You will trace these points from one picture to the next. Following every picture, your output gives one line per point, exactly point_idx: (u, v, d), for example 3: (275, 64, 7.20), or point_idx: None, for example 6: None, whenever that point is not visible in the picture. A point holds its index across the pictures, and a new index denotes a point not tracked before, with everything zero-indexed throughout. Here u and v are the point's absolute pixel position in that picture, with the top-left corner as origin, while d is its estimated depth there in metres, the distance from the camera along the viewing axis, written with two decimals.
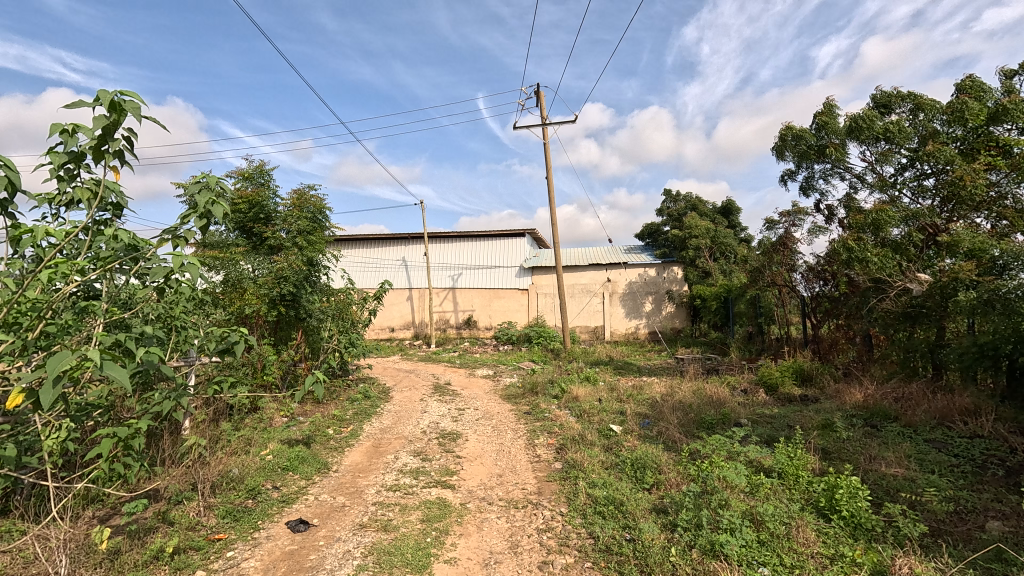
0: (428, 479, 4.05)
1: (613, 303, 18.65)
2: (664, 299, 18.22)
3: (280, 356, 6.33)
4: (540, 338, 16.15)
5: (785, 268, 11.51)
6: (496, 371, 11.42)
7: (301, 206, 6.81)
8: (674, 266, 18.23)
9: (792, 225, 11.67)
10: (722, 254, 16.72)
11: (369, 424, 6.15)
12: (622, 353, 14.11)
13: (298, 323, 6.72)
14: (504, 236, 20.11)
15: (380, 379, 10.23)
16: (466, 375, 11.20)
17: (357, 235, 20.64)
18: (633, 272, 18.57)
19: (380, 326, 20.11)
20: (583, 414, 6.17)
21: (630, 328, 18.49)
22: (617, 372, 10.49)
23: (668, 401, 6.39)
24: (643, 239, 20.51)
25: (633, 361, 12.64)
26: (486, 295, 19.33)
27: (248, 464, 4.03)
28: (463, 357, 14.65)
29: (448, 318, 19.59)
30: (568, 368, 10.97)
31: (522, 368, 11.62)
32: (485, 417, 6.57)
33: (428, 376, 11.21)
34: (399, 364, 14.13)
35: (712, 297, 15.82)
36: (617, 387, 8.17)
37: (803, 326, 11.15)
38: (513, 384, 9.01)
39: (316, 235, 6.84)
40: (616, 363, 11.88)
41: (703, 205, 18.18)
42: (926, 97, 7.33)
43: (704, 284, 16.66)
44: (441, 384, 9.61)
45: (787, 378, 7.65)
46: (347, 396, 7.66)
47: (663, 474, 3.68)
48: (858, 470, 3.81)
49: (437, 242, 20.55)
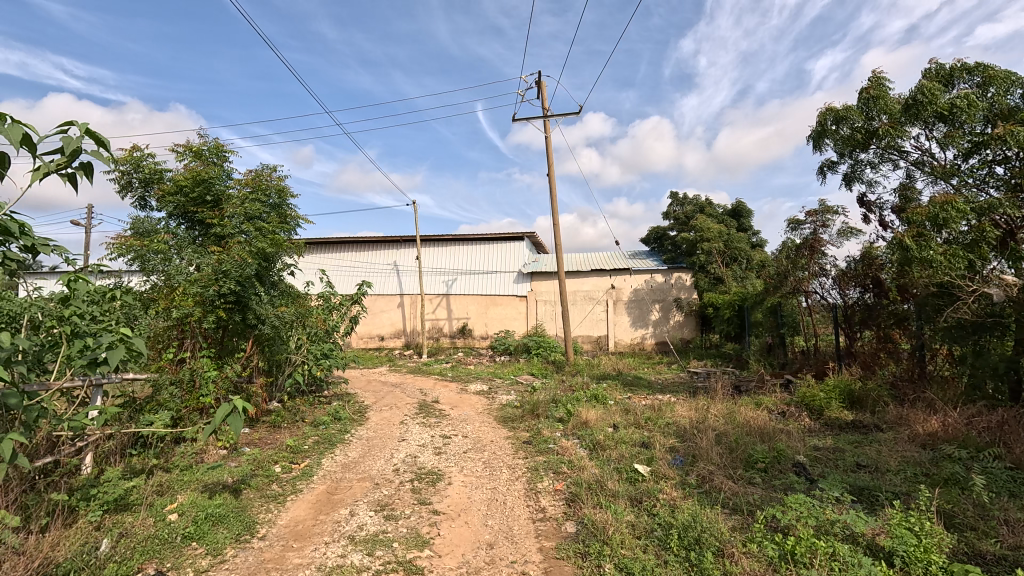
0: (387, 559, 2.82)
1: (618, 312, 17.50)
2: (672, 308, 17.10)
3: (223, 372, 5.13)
4: (539, 348, 14.97)
5: (812, 273, 10.41)
6: (491, 386, 10.21)
7: (258, 189, 5.62)
8: (683, 273, 17.11)
9: (820, 225, 10.61)
10: (735, 259, 15.60)
11: (331, 458, 4.94)
12: (629, 367, 12.91)
13: (249, 331, 5.53)
14: (501, 240, 18.97)
15: (358, 396, 8.99)
16: (458, 391, 9.95)
17: (345, 239, 19.49)
18: (639, 278, 17.45)
19: (368, 334, 18.92)
20: (596, 446, 5.00)
21: (635, 337, 17.35)
22: (627, 390, 9.28)
23: (699, 429, 5.22)
24: (649, 243, 19.43)
25: (642, 375, 11.43)
26: (482, 302, 18.30)
27: (125, 541, 2.82)
28: (456, 369, 13.43)
29: (442, 326, 18.45)
30: (572, 383, 9.79)
31: (520, 383, 10.42)
32: (475, 448, 5.37)
33: (414, 391, 9.97)
34: (385, 377, 12.89)
35: (725, 305, 14.68)
36: (632, 409, 6.99)
37: (835, 337, 9.99)
38: (510, 404, 7.80)
39: (275, 223, 5.65)
40: (625, 377, 10.68)
41: (713, 208, 17.09)
42: (999, 69, 5.97)
43: (716, 291, 15.51)
44: (428, 402, 8.39)
45: (834, 400, 6.48)
46: (313, 419, 6.47)
47: (731, 561, 2.51)
48: (1010, 553, 2.61)
49: (431, 246, 19.40)
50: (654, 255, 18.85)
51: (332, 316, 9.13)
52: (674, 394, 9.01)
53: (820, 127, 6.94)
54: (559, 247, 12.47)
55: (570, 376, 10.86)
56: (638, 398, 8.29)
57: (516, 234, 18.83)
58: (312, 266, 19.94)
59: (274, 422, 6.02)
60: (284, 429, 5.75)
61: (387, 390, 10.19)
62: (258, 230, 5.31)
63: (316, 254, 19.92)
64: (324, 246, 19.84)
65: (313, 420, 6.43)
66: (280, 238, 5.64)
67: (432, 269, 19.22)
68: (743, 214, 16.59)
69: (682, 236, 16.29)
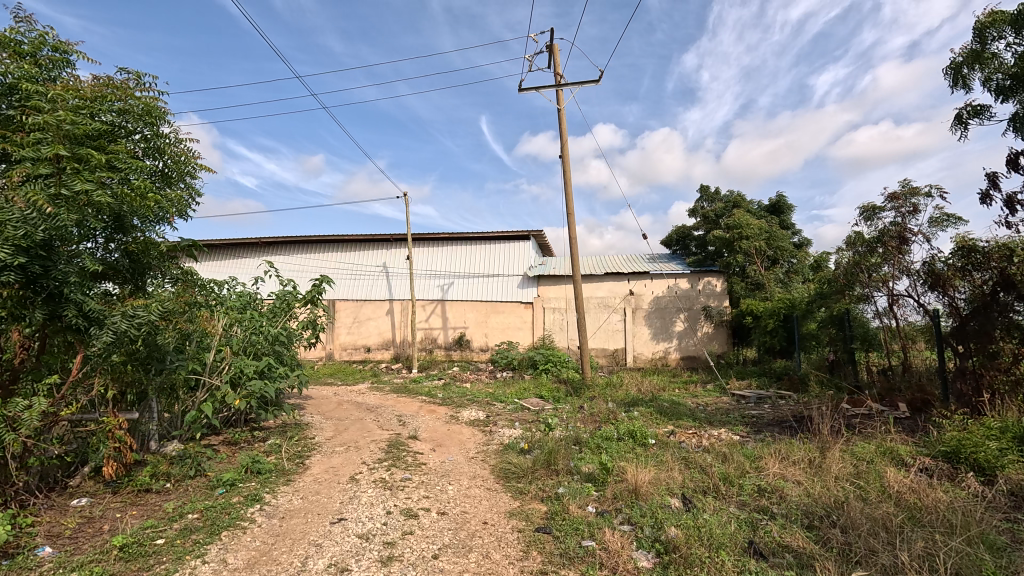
0: None
1: (638, 322, 15.30)
2: (699, 318, 14.90)
3: (13, 413, 2.92)
4: (548, 363, 12.73)
5: (894, 270, 8.56)
6: (489, 413, 8.06)
7: (98, 102, 3.30)
8: (712, 278, 14.93)
9: (905, 212, 8.28)
10: (778, 261, 13.36)
11: (188, 573, 2.72)
12: (657, 388, 10.66)
13: (79, 339, 3.28)
14: (505, 239, 16.84)
15: (311, 428, 6.73)
16: (446, 421, 7.69)
17: (328, 238, 17.42)
18: (661, 284, 15.28)
19: (352, 345, 16.73)
20: (676, 558, 2.75)
21: (657, 352, 15.11)
22: (670, 426, 6.99)
23: (859, 529, 2.91)
24: (670, 246, 17.37)
25: (678, 401, 9.15)
26: (482, 309, 16.10)
27: None
28: (448, 389, 11.20)
29: (435, 336, 16.24)
30: (594, 412, 7.66)
31: (525, 411, 8.15)
32: (457, 545, 3.12)
33: (390, 420, 7.73)
34: (362, 398, 10.64)
35: (766, 315, 12.42)
36: (696, 465, 4.71)
37: (935, 355, 7.71)
38: (514, 447, 5.55)
39: (140, 165, 3.52)
40: (659, 403, 8.43)
41: (747, 203, 14.90)
42: None
43: (756, 298, 13.23)
44: (402, 440, 6.14)
45: (1010, 452, 4.22)
46: (213, 476, 4.24)
47: None
48: None
49: (425, 246, 17.29)
50: (677, 259, 16.67)
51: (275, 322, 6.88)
52: (735, 431, 6.74)
53: (971, 51, 4.72)
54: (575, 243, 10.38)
55: (592, 402, 8.61)
56: (690, 443, 6.01)
57: (521, 233, 16.72)
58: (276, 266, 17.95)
59: (140, 485, 3.80)
60: (138, 510, 3.47)
61: (356, 418, 7.93)
62: (93, 167, 3.12)
63: (296, 255, 17.84)
64: (304, 245, 17.79)
65: (212, 478, 4.20)
66: (146, 194, 3.53)
67: (426, 272, 17.06)
68: (784, 210, 14.38)
69: (713, 234, 14.10)
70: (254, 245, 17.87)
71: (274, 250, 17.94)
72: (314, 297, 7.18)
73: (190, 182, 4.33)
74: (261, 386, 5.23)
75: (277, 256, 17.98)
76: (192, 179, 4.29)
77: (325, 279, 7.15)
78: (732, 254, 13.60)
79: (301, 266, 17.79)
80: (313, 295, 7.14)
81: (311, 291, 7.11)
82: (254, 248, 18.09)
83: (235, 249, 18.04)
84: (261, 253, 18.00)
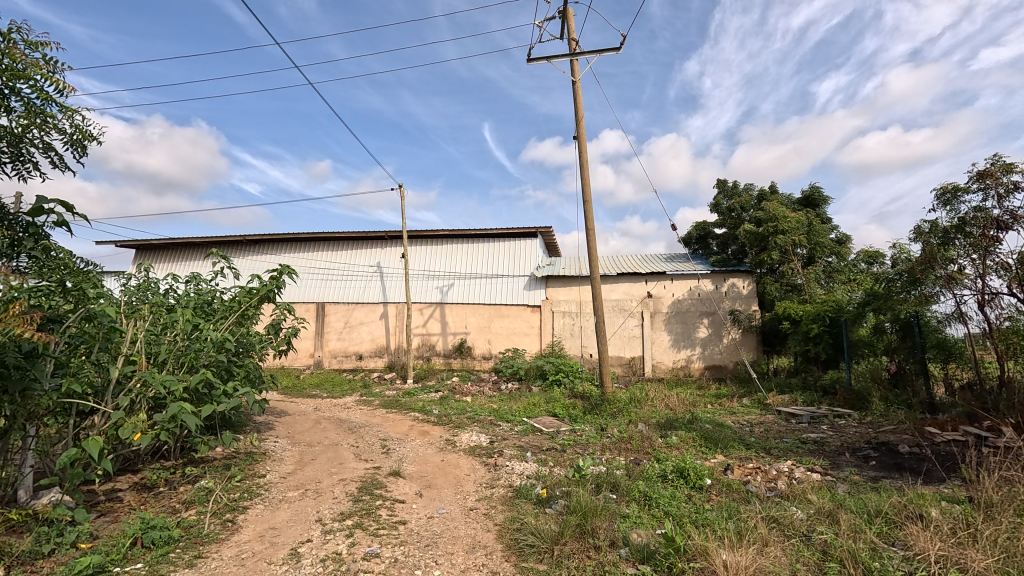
0: None
1: (657, 328, 13.83)
2: (725, 323, 13.44)
3: None
4: (559, 374, 11.29)
5: (977, 263, 7.17)
6: (494, 438, 6.61)
7: None
8: (738, 279, 13.48)
9: (999, 193, 6.83)
10: (817, 258, 11.83)
11: None
12: (688, 405, 9.17)
13: None
14: (509, 237, 15.44)
15: (267, 461, 5.28)
16: (439, 450, 6.19)
17: (317, 235, 16.05)
18: (681, 285, 13.83)
19: (343, 352, 15.30)
20: None
21: (678, 361, 13.64)
22: (723, 461, 5.47)
23: None
24: (689, 245, 15.92)
25: (719, 421, 7.66)
26: (484, 313, 14.66)
27: None
28: (444, 404, 9.73)
29: (434, 342, 14.81)
30: (623, 439, 6.18)
31: (537, 437, 6.64)
32: None
33: (371, 448, 6.26)
34: (346, 415, 9.18)
35: (807, 320, 10.89)
36: (797, 536, 3.22)
37: None
38: (528, 499, 4.07)
39: None
40: (700, 425, 6.94)
41: (776, 194, 13.19)
42: None
43: (793, 300, 11.72)
44: (379, 480, 4.66)
45: None
46: (73, 558, 2.78)
47: None
48: None
49: (422, 245, 15.88)
50: (697, 259, 15.23)
51: (218, 327, 5.41)
52: (810, 468, 5.25)
53: None
54: (592, 236, 8.97)
55: (617, 425, 7.11)
56: (762, 489, 4.51)
57: (527, 230, 15.30)
58: (258, 266, 16.54)
59: None
60: None
61: (330, 443, 6.45)
62: None
63: (285, 254, 16.49)
64: (292, 244, 16.42)
65: (68, 563, 2.74)
66: None
67: (423, 272, 15.63)
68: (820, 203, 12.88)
69: (744, 229, 12.58)
70: (240, 243, 16.52)
71: (262, 249, 16.58)
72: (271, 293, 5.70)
73: (40, 107, 2.92)
74: (176, 412, 3.81)
75: (261, 255, 16.59)
76: (35, 102, 2.84)
77: (285, 269, 5.72)
78: (765, 250, 12.08)
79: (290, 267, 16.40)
80: (270, 290, 5.65)
81: (265, 284, 5.59)
82: (240, 247, 16.73)
83: (220, 247, 16.67)
84: (247, 252, 16.63)
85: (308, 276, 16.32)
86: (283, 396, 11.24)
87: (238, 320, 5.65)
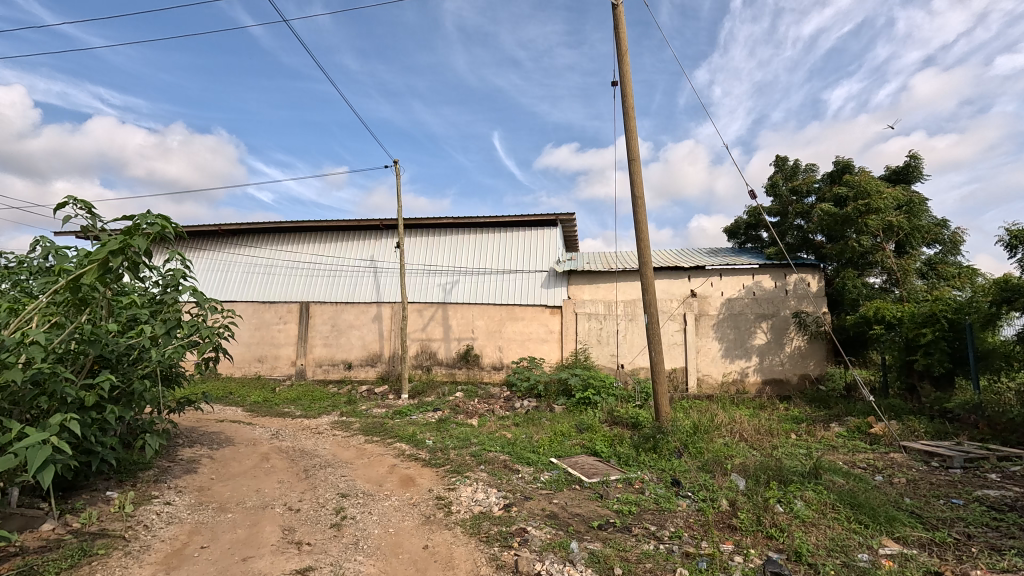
0: None
1: (702, 334, 11.45)
2: (787, 329, 11.12)
3: None
4: (588, 390, 8.95)
5: None
6: (513, 498, 4.31)
7: None
8: (808, 273, 11.25)
9: None
10: (912, 247, 9.46)
11: None
12: (770, 437, 6.81)
13: None
14: (524, 226, 13.16)
15: (112, 558, 2.99)
16: (423, 525, 3.82)
17: (301, 225, 13.94)
18: (732, 283, 11.50)
19: (329, 360, 13.06)
20: None
21: (729, 374, 11.25)
22: (923, 572, 3.04)
23: None
24: (735, 238, 13.95)
25: (836, 466, 5.28)
26: (495, 315, 12.35)
27: None
28: (442, 430, 7.42)
29: (435, 350, 12.52)
30: (722, 509, 3.83)
31: (578, 500, 4.29)
32: None
33: (316, 517, 3.93)
34: (312, 446, 6.92)
35: (911, 324, 8.42)
36: None
37: None
38: None
39: None
40: (825, 478, 4.54)
41: (852, 171, 10.87)
42: None
43: (883, 300, 9.29)
44: None
45: None
46: None
47: None
48: None
49: (422, 236, 13.67)
50: (747, 253, 12.88)
51: (17, 322, 3.07)
52: None
53: None
54: (640, 210, 6.70)
55: (695, 477, 4.74)
56: None
57: (546, 218, 13.03)
58: (233, 262, 14.50)
59: None
60: None
61: (254, 505, 4.12)
62: None
63: (267, 248, 14.32)
64: (274, 236, 14.36)
65: None
66: None
67: (422, 268, 13.35)
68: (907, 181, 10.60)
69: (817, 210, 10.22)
70: (217, 235, 14.55)
71: (240, 242, 14.46)
72: (133, 260, 3.28)
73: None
74: None
75: (238, 249, 14.52)
76: None
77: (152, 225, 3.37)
78: (841, 238, 9.77)
79: (269, 262, 14.28)
80: (125, 253, 3.18)
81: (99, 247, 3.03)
82: (217, 240, 14.64)
83: (194, 241, 14.75)
84: (224, 246, 14.61)
85: (291, 274, 14.11)
86: (246, 416, 9.03)
87: (73, 309, 3.31)
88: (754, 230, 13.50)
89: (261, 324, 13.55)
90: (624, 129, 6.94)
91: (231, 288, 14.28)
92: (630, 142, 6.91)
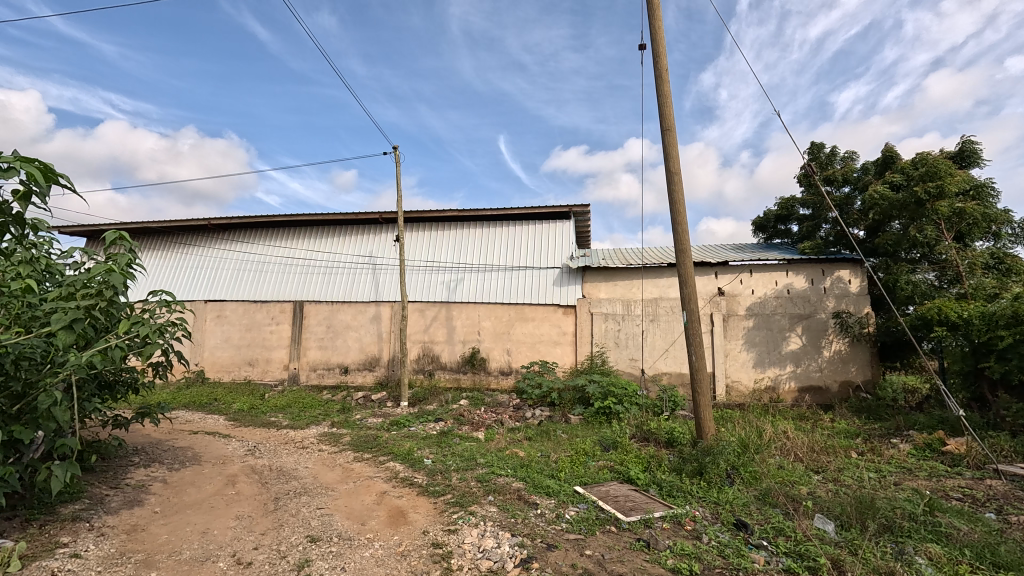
0: None
1: (732, 336, 10.38)
2: (824, 334, 10.02)
3: None
4: (609, 399, 7.92)
5: None
6: (533, 547, 3.29)
7: None
8: (849, 269, 10.19)
9: None
10: (973, 239, 8.49)
11: None
12: (830, 457, 5.76)
13: None
14: (534, 219, 12.17)
15: None
16: None
17: (296, 220, 13.01)
18: (765, 280, 10.43)
19: (324, 364, 12.10)
20: None
21: (762, 381, 10.18)
22: None
23: None
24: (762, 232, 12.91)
25: (935, 499, 4.22)
26: (503, 316, 11.35)
27: None
28: (444, 446, 6.43)
29: (437, 353, 11.53)
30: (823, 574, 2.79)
31: (618, 551, 3.25)
32: None
33: None
34: (291, 464, 5.93)
35: (982, 328, 7.33)
36: None
37: None
38: None
39: None
40: (940, 522, 3.48)
41: (900, 159, 9.92)
42: None
43: (945, 298, 8.21)
44: None
45: None
46: None
47: None
48: None
49: (424, 231, 12.70)
50: (777, 248, 11.84)
51: None
52: None
53: None
54: (676, 188, 5.70)
55: (764, 518, 3.70)
56: None
57: (558, 210, 12.04)
58: (224, 259, 13.59)
59: None
60: None
61: (191, 557, 3.13)
62: None
63: (259, 244, 13.42)
64: (268, 232, 13.46)
65: None
66: None
67: (424, 264, 12.39)
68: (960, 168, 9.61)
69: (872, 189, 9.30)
70: (206, 230, 13.66)
71: (231, 238, 13.57)
72: None
73: None
74: None
75: (229, 245, 13.61)
76: None
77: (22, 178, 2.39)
78: (910, 222, 8.74)
79: (261, 259, 13.35)
80: None
81: None
82: (206, 236, 13.74)
83: (183, 237, 13.88)
84: (213, 242, 13.70)
85: (284, 271, 13.16)
86: (226, 427, 8.08)
87: None
88: (784, 223, 12.43)
89: (252, 325, 12.62)
90: (656, 96, 5.96)
91: (220, 287, 13.35)
92: (664, 111, 5.92)
